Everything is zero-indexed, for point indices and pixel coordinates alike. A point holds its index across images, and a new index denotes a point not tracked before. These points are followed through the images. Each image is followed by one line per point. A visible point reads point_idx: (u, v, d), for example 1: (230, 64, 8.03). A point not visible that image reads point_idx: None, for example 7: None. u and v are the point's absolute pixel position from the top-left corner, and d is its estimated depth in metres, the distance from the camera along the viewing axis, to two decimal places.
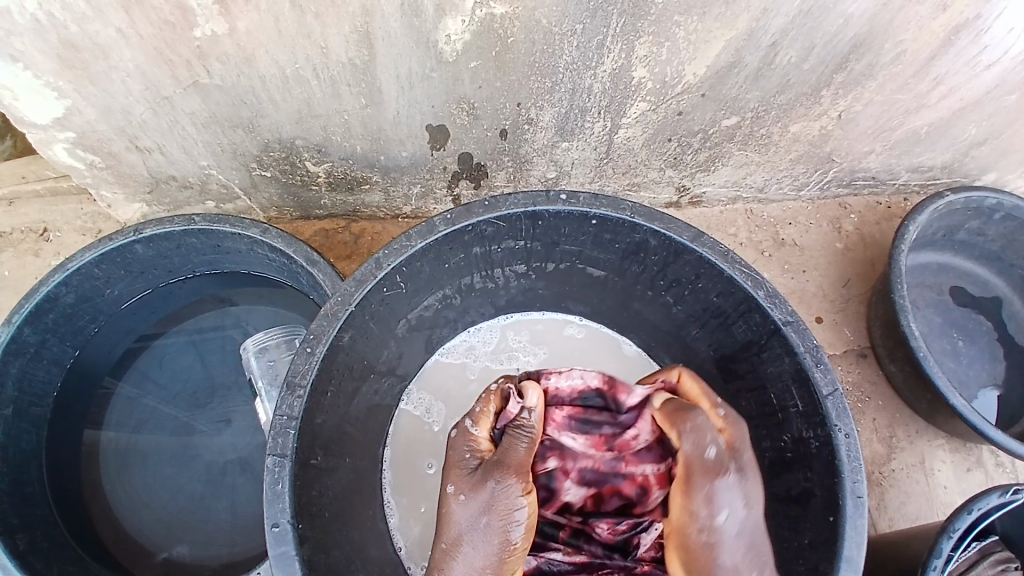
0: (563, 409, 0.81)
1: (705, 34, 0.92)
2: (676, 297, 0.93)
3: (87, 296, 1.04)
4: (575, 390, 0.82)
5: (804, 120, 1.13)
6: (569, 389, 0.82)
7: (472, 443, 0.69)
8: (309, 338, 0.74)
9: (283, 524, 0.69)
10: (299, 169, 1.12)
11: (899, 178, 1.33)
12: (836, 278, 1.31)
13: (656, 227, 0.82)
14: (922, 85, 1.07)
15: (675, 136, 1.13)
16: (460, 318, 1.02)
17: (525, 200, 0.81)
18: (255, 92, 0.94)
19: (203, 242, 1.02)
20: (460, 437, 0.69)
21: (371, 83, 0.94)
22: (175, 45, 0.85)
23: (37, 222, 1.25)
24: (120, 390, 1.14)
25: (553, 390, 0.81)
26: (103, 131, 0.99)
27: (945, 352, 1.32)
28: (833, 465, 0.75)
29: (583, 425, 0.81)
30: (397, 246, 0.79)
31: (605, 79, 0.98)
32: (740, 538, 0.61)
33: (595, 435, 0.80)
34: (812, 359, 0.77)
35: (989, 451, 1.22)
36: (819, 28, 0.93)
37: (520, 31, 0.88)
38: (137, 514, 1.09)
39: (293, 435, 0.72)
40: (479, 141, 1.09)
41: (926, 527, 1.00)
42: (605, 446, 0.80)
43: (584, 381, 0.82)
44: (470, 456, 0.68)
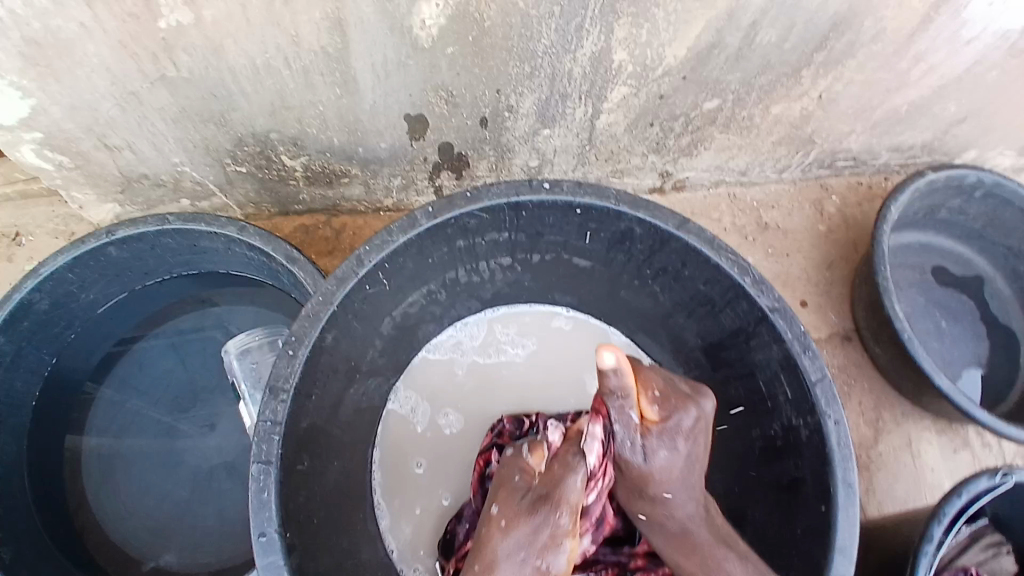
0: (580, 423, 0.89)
1: (685, 15, 0.90)
2: (663, 286, 0.92)
3: (62, 301, 1.01)
4: None
5: (786, 100, 1.13)
6: None
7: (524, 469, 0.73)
8: (291, 340, 0.72)
9: (270, 533, 0.68)
10: (275, 164, 1.09)
11: (880, 157, 1.33)
12: (821, 261, 1.31)
13: (641, 215, 0.80)
14: (902, 63, 1.07)
15: (657, 120, 1.12)
16: (446, 313, 1.01)
17: (507, 191, 0.79)
18: (226, 84, 0.92)
19: (179, 243, 1.00)
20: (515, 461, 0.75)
21: (346, 72, 0.92)
22: (141, 38, 0.82)
23: (6, 226, 1.21)
24: (101, 397, 1.11)
25: None
26: (70, 130, 0.96)
27: (930, 333, 1.32)
28: (823, 452, 0.75)
29: None
30: (378, 242, 0.77)
31: (585, 62, 0.96)
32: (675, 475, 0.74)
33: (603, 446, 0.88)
34: (800, 346, 0.76)
35: (975, 431, 1.23)
36: (799, 7, 0.92)
37: (497, 15, 0.86)
38: (124, 523, 1.06)
39: (278, 441, 0.71)
40: (460, 131, 1.07)
41: (918, 509, 1.01)
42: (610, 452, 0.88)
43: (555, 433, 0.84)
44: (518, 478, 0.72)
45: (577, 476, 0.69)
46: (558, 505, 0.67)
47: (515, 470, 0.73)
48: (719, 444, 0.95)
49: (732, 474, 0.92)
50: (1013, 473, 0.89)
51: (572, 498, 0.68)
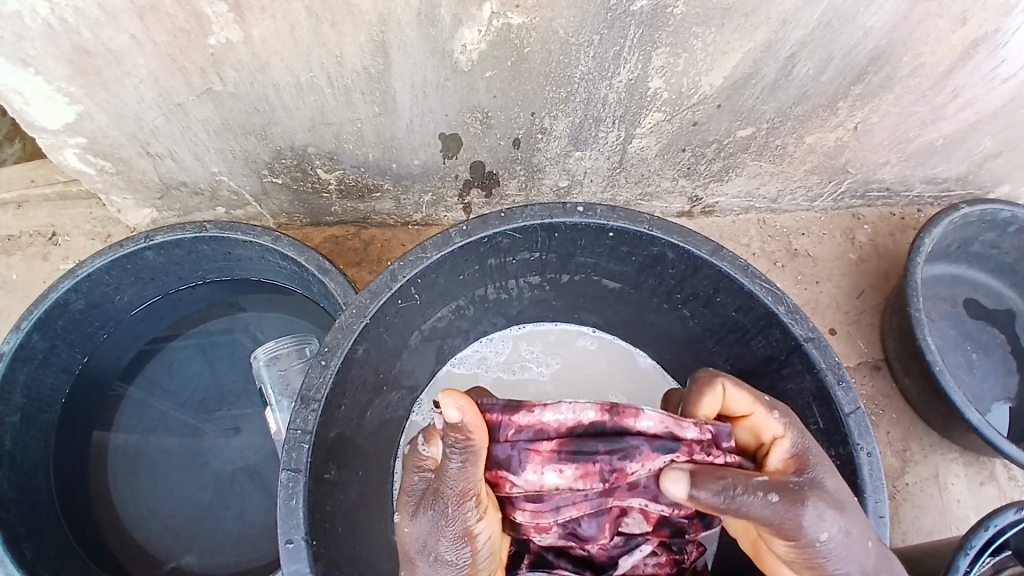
0: (550, 442, 0.71)
1: (722, 45, 0.91)
2: (693, 311, 0.91)
3: (97, 302, 1.03)
4: (566, 427, 0.72)
5: (819, 131, 1.12)
6: (557, 425, 0.72)
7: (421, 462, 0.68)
8: (324, 350, 0.74)
9: (297, 540, 0.68)
10: (310, 177, 1.11)
11: (914, 189, 1.32)
12: (851, 289, 1.29)
13: (674, 241, 0.81)
14: (941, 97, 1.05)
15: (689, 146, 1.12)
16: (472, 328, 1.01)
17: (542, 212, 0.80)
18: (268, 99, 0.94)
19: (215, 250, 1.02)
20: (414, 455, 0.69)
21: (386, 92, 0.94)
22: (190, 52, 0.85)
23: (46, 226, 1.25)
24: (128, 396, 1.14)
25: (538, 425, 0.72)
26: (114, 137, 0.99)
27: (959, 366, 1.30)
28: (854, 486, 0.74)
29: (578, 451, 0.70)
30: (413, 258, 0.78)
31: (620, 89, 0.97)
32: (849, 550, 0.62)
33: (586, 467, 0.69)
34: (833, 377, 0.76)
35: (1003, 466, 1.21)
36: (838, 40, 0.92)
37: (536, 41, 0.87)
38: (146, 521, 1.08)
39: (307, 449, 0.71)
40: (492, 150, 1.08)
41: (946, 542, 0.99)
42: (596, 474, 0.69)
43: (575, 416, 0.72)
44: (419, 479, 0.68)
45: (455, 465, 0.61)
46: (457, 503, 0.63)
47: (415, 469, 0.69)
48: None
49: None
50: None
51: (469, 495, 0.63)
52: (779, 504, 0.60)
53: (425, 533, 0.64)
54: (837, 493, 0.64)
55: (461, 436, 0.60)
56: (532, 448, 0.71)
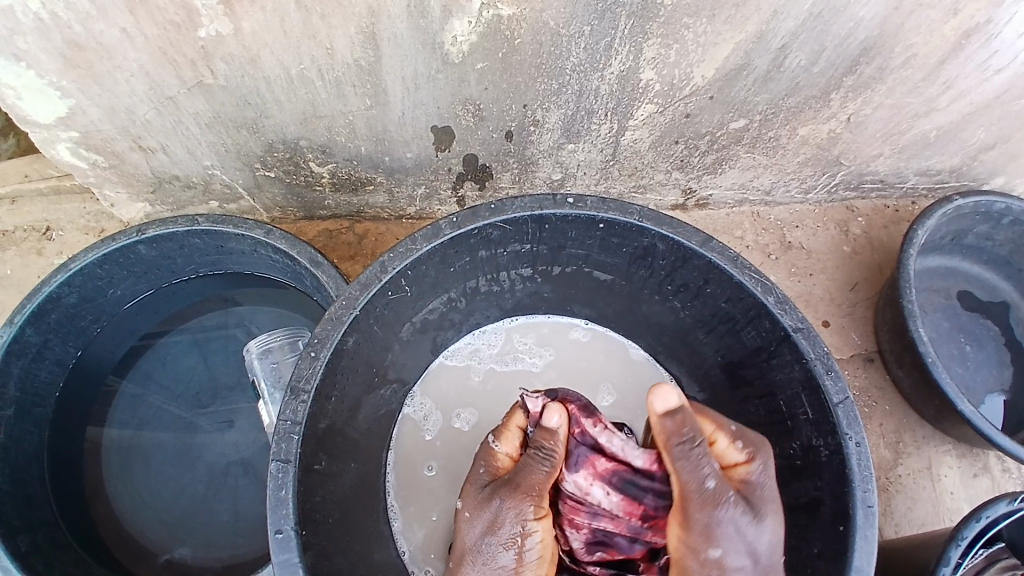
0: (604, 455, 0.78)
1: (714, 36, 0.91)
2: (684, 302, 0.91)
3: (90, 296, 1.03)
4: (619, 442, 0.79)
5: (812, 123, 1.12)
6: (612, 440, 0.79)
7: (490, 458, 0.76)
8: (314, 342, 0.74)
9: (286, 530, 0.68)
10: (303, 170, 1.11)
11: (908, 181, 1.32)
12: (844, 282, 1.30)
13: (664, 232, 0.80)
14: (933, 88, 1.06)
15: (682, 138, 1.12)
16: (466, 321, 1.02)
17: (532, 204, 0.80)
18: (260, 93, 0.94)
19: (208, 243, 1.02)
20: (484, 450, 0.77)
21: (377, 84, 0.93)
22: (180, 45, 0.85)
23: (41, 220, 1.25)
24: (123, 390, 1.14)
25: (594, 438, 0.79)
26: (106, 131, 0.99)
27: (952, 357, 1.31)
28: (843, 474, 0.73)
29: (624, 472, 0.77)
30: (404, 250, 0.78)
31: (612, 80, 0.97)
32: None
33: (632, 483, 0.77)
34: (822, 366, 0.75)
35: (996, 458, 1.21)
36: (829, 31, 0.92)
37: (527, 33, 0.87)
38: (139, 513, 1.08)
39: (297, 440, 0.72)
40: (485, 143, 1.08)
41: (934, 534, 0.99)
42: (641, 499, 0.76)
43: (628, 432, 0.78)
44: (484, 471, 0.75)
45: (542, 464, 0.70)
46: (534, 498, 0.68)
47: (480, 462, 0.76)
48: None
49: None
50: None
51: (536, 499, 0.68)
52: (716, 494, 0.64)
53: (486, 522, 0.68)
54: (756, 534, 0.65)
55: (552, 440, 0.71)
56: (587, 462, 0.78)
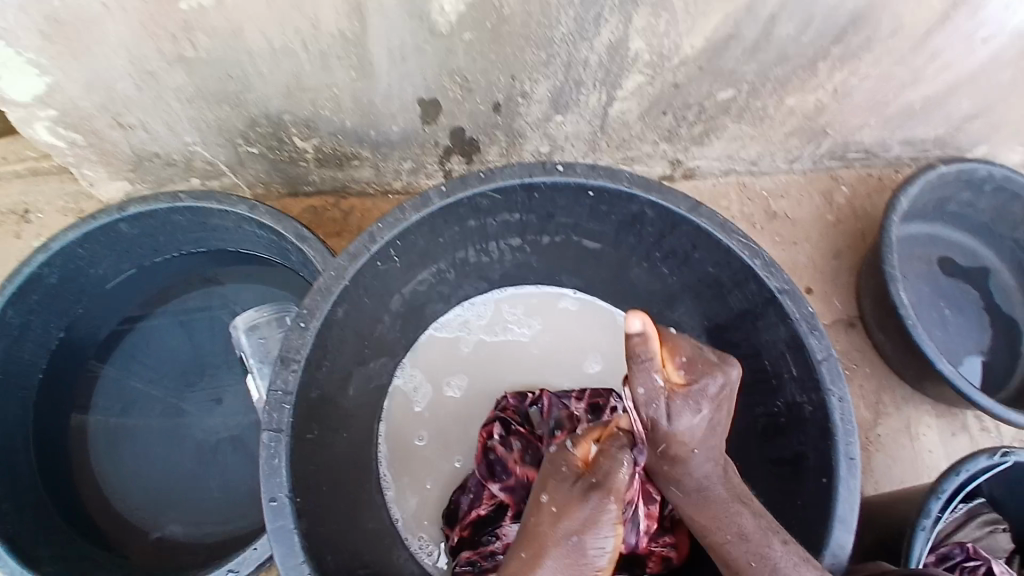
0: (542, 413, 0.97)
1: (704, 6, 0.90)
2: (671, 268, 0.92)
3: (72, 275, 1.01)
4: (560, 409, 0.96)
5: (799, 93, 1.12)
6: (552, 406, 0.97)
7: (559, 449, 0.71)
8: (303, 313, 0.73)
9: (280, 497, 0.68)
10: (286, 145, 1.09)
11: (892, 151, 1.33)
12: (828, 250, 1.32)
13: (653, 199, 0.81)
14: (919, 60, 1.06)
15: (670, 109, 1.12)
16: (455, 292, 1.01)
17: (521, 171, 0.80)
18: (242, 67, 0.91)
19: (191, 220, 1.00)
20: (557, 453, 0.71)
21: (363, 56, 0.91)
22: (159, 17, 0.81)
23: (19, 204, 1.21)
24: (104, 374, 1.12)
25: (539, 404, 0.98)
26: (85, 107, 0.95)
27: (933, 322, 1.34)
28: (827, 429, 0.76)
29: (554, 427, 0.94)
30: (393, 219, 0.78)
31: (601, 52, 0.96)
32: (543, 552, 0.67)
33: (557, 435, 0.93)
34: (807, 325, 0.77)
35: (974, 416, 1.26)
36: (819, 1, 0.92)
37: (516, 3, 0.85)
38: (128, 493, 1.07)
39: (289, 410, 0.72)
40: (472, 116, 1.07)
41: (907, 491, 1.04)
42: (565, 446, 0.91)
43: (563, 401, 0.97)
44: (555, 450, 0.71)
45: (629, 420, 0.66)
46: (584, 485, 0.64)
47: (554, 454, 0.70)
48: None
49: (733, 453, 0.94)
50: (1012, 453, 0.92)
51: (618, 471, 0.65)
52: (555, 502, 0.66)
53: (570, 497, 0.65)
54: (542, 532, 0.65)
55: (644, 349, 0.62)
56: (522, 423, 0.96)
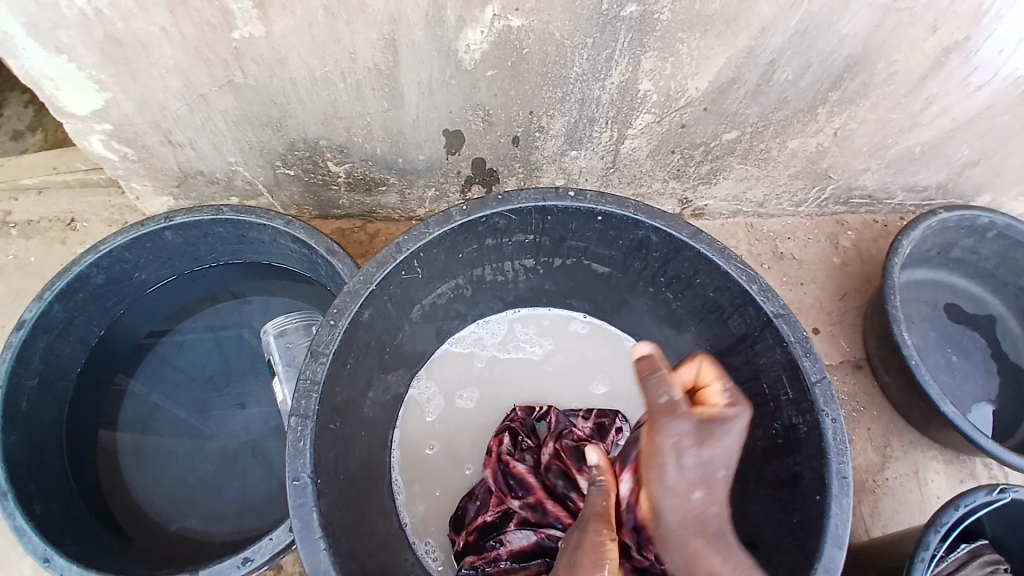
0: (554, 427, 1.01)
1: (707, 51, 0.98)
2: (675, 293, 0.97)
3: (115, 278, 1.10)
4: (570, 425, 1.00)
5: (801, 136, 1.19)
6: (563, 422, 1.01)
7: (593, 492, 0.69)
8: (333, 311, 0.79)
9: (303, 478, 0.73)
10: (321, 169, 1.18)
11: (896, 197, 1.39)
12: (834, 291, 1.35)
13: (657, 224, 0.87)
14: (916, 104, 1.13)
15: (678, 148, 1.19)
16: (469, 311, 1.07)
17: (537, 197, 0.86)
18: (286, 93, 1.01)
19: (231, 232, 1.08)
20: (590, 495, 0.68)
21: (394, 88, 1.01)
22: (215, 45, 0.92)
23: (65, 212, 1.32)
24: (130, 392, 1.18)
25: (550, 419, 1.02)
26: (138, 124, 1.06)
27: (939, 366, 1.35)
28: (820, 448, 0.79)
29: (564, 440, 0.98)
30: (417, 233, 0.84)
31: (612, 90, 1.04)
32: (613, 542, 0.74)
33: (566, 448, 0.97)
34: (802, 348, 0.81)
35: (982, 465, 1.25)
36: (814, 48, 1.00)
37: (535, 43, 0.94)
38: (147, 488, 1.12)
39: (316, 398, 0.77)
40: (492, 147, 1.15)
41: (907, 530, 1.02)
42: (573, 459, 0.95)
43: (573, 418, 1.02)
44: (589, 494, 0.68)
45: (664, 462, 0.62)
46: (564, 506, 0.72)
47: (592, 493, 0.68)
48: None
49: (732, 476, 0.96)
50: (1009, 490, 0.93)
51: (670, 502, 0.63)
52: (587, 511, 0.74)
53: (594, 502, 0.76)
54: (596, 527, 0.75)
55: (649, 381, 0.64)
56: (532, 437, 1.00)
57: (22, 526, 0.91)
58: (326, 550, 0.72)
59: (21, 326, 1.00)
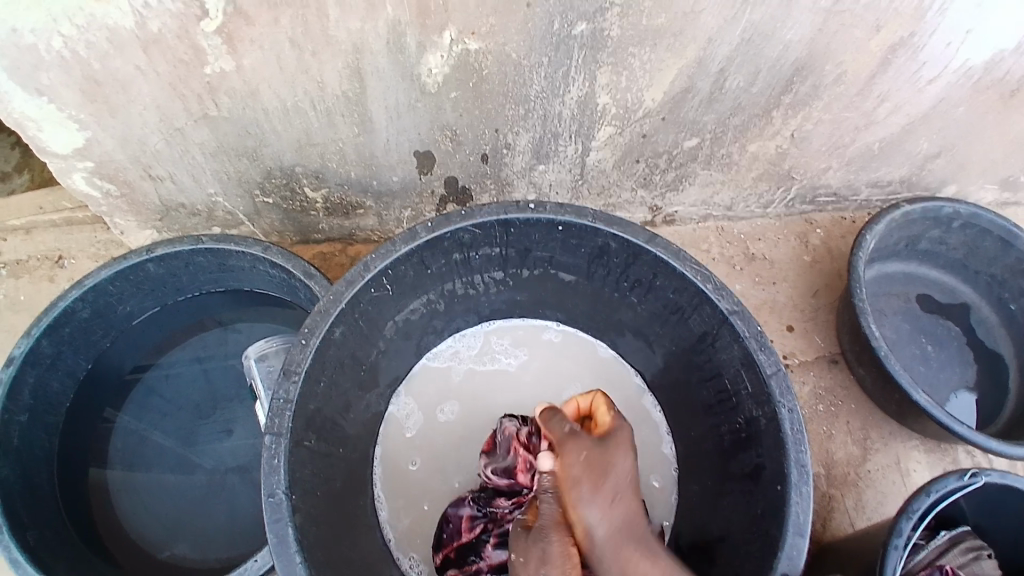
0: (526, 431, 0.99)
1: (658, 63, 1.03)
2: (639, 296, 1.00)
3: (100, 311, 1.13)
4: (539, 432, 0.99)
5: (760, 140, 1.24)
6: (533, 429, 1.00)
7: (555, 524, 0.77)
8: (304, 330, 0.83)
9: (279, 495, 0.76)
10: (299, 196, 1.22)
11: (861, 194, 1.43)
12: (806, 289, 1.39)
13: (614, 230, 0.90)
14: (867, 103, 1.18)
15: (642, 157, 1.23)
16: (446, 325, 1.10)
17: (499, 210, 0.90)
18: (260, 123, 1.05)
19: (210, 261, 1.12)
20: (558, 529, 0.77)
21: (363, 113, 1.05)
22: (189, 81, 0.96)
23: (53, 250, 1.35)
24: (119, 424, 1.20)
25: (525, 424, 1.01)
26: (119, 160, 1.10)
27: (914, 357, 1.38)
28: (780, 439, 0.82)
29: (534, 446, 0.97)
30: (384, 250, 0.88)
31: (573, 105, 1.09)
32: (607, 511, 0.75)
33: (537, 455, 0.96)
34: (756, 343, 0.84)
35: (962, 450, 1.28)
36: (762, 54, 1.05)
37: (493, 64, 0.99)
38: (137, 515, 1.13)
39: (289, 416, 0.80)
40: (463, 166, 1.19)
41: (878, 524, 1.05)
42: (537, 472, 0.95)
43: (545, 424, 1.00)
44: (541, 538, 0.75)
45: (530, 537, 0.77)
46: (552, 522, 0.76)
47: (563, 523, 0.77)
48: (698, 443, 1.01)
49: (707, 473, 0.99)
50: (980, 475, 0.96)
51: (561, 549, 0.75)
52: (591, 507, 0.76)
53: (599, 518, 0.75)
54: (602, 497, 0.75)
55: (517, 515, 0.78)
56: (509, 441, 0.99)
57: (16, 558, 0.92)
58: (301, 564, 0.75)
59: (10, 363, 1.02)
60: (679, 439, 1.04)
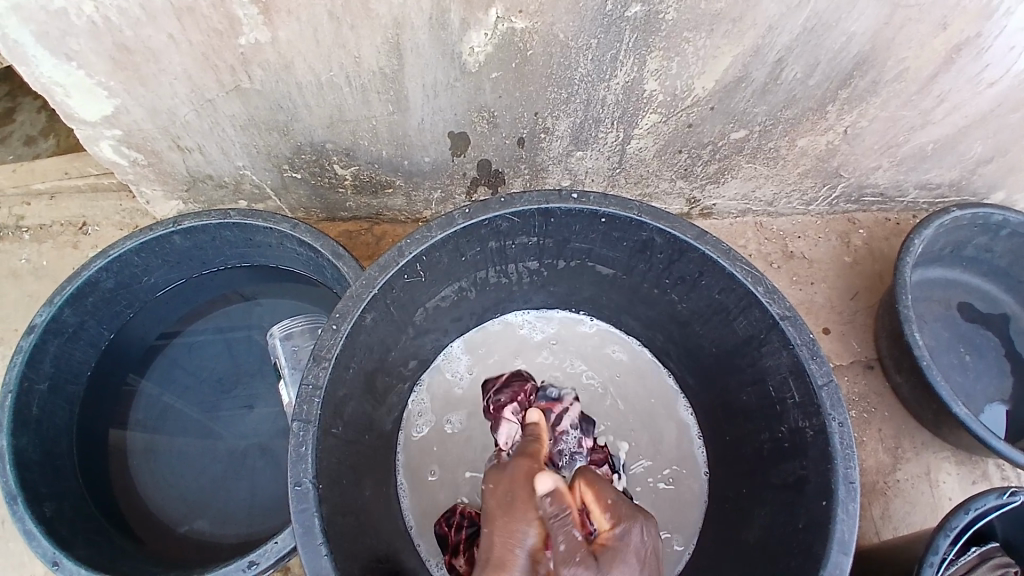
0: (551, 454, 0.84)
1: (712, 50, 0.97)
2: (680, 294, 0.97)
3: (125, 282, 1.11)
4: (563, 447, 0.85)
5: (810, 134, 1.18)
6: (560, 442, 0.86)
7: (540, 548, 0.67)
8: (336, 316, 0.80)
9: (305, 483, 0.74)
10: (328, 172, 1.19)
11: (908, 195, 1.37)
12: (845, 291, 1.33)
13: (661, 226, 0.86)
14: (927, 102, 1.11)
15: (685, 147, 1.18)
16: (474, 312, 1.07)
17: (539, 198, 0.86)
18: (291, 97, 1.01)
19: (237, 236, 1.09)
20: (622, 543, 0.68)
21: (399, 91, 1.01)
22: (221, 51, 0.92)
23: (78, 216, 1.33)
24: (143, 389, 1.19)
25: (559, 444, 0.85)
26: (147, 130, 1.07)
27: (952, 366, 1.33)
28: (827, 451, 0.78)
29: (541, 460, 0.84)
30: (419, 237, 0.84)
31: (618, 91, 1.04)
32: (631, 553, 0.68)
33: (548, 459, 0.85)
34: (807, 351, 0.80)
35: (997, 466, 1.23)
36: (822, 46, 0.98)
37: (539, 45, 0.94)
38: (158, 490, 1.13)
39: (318, 403, 0.78)
40: (498, 149, 1.15)
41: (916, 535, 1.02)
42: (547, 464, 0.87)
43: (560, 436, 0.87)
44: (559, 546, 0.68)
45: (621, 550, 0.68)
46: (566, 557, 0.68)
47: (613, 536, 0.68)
48: (732, 448, 0.98)
49: (739, 478, 0.96)
50: (1021, 493, 0.91)
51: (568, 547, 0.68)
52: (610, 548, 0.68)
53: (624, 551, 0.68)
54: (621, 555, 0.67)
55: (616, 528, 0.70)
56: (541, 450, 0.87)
57: (31, 530, 0.92)
58: (327, 556, 0.73)
59: (32, 331, 1.01)
60: (711, 441, 1.02)
